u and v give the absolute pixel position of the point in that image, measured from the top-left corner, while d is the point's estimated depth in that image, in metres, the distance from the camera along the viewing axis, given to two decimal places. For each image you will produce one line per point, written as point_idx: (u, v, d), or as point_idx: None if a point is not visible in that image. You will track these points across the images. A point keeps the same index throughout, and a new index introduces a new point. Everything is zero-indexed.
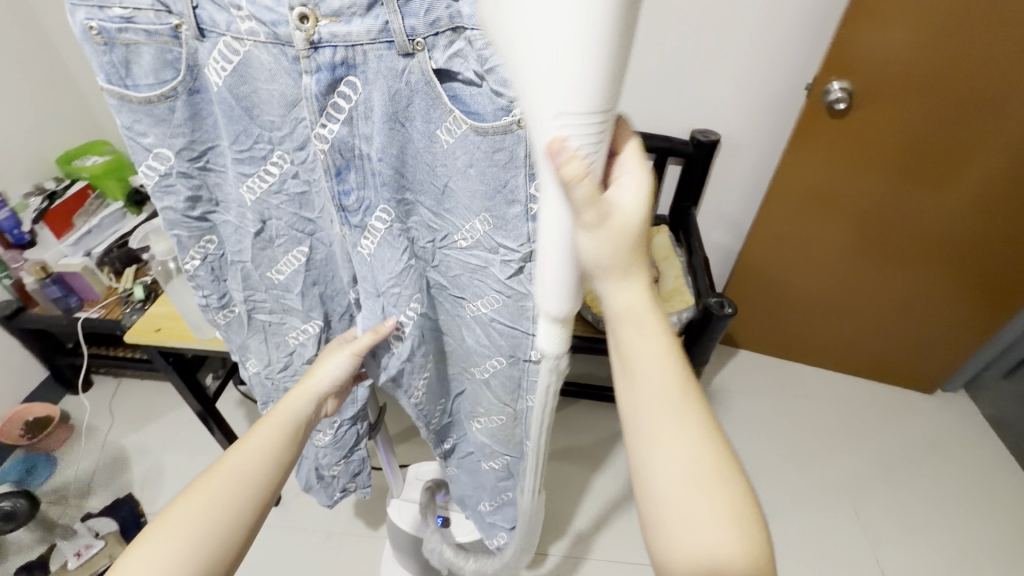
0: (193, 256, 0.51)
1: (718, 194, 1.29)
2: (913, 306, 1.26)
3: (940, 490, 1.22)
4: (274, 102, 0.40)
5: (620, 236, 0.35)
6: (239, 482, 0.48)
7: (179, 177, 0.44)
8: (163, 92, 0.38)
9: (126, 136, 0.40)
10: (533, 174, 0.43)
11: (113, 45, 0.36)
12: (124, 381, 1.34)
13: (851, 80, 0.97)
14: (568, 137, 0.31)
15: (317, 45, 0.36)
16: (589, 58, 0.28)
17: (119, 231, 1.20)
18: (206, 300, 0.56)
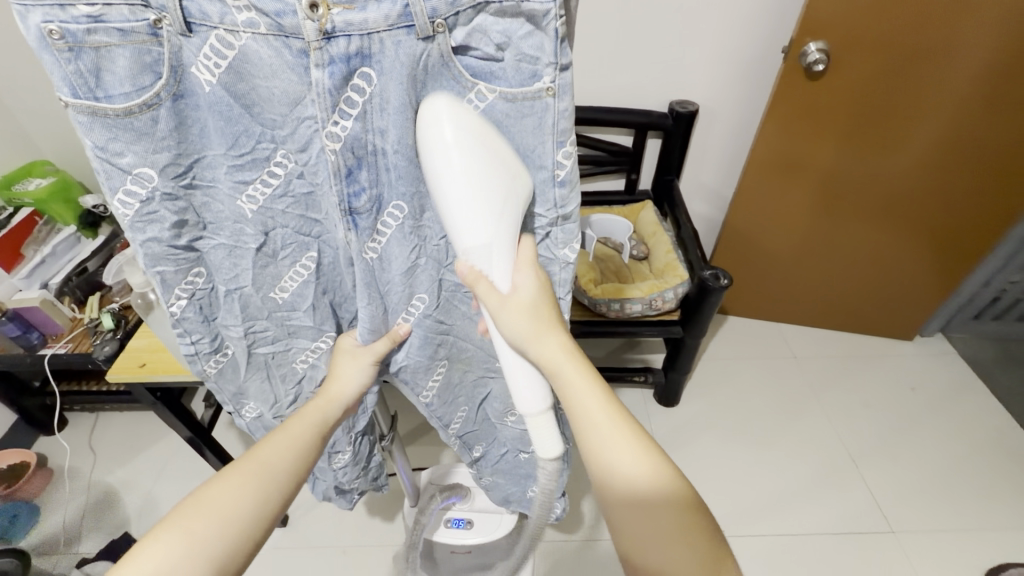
0: (180, 295, 0.47)
1: (699, 164, 1.28)
2: (887, 262, 1.29)
3: (937, 434, 1.24)
4: (275, 99, 0.39)
5: (521, 315, 0.48)
6: (262, 476, 0.46)
7: (163, 201, 0.42)
8: (143, 101, 0.36)
9: (98, 157, 0.37)
10: (562, 141, 0.45)
11: (80, 49, 0.33)
12: (102, 416, 1.26)
13: (826, 41, 0.96)
14: (472, 261, 0.46)
15: (330, 34, 0.36)
16: (477, 203, 0.42)
17: (76, 258, 1.12)
18: (195, 347, 0.51)
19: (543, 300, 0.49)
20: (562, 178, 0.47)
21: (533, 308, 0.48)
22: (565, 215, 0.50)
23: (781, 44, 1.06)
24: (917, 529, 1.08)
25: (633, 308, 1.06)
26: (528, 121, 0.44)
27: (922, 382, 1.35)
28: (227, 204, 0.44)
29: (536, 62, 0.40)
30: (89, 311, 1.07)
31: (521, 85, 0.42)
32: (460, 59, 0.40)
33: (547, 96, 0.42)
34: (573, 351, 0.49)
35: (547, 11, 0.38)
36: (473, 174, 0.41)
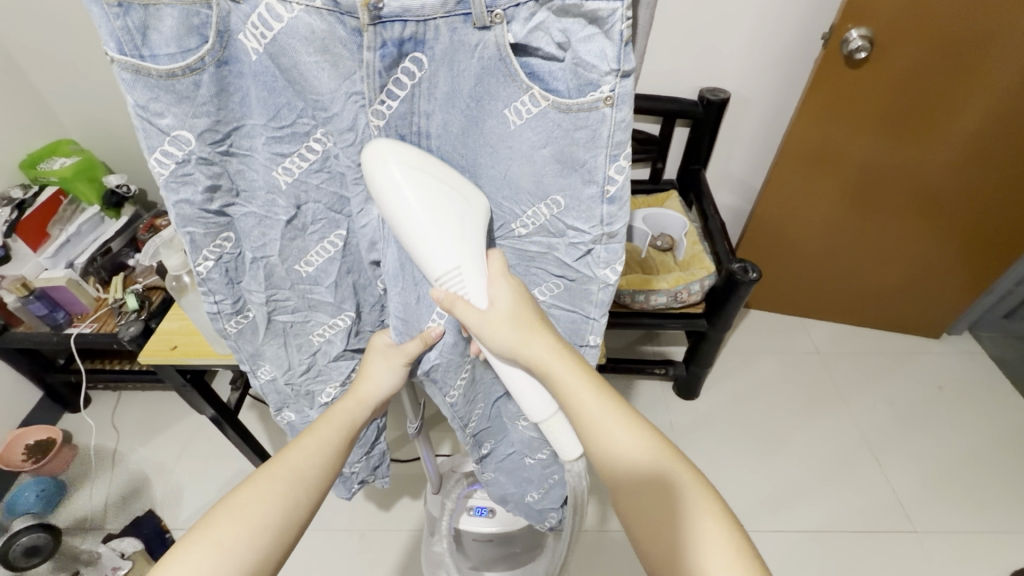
0: (207, 256, 0.46)
1: (727, 154, 1.25)
2: (915, 259, 1.27)
3: (960, 432, 1.22)
4: (324, 75, 0.37)
5: (502, 321, 0.46)
6: (289, 477, 0.45)
7: (199, 164, 0.40)
8: (187, 64, 0.35)
9: (139, 115, 0.36)
10: (615, 155, 0.42)
11: (129, 7, 0.32)
12: (124, 394, 1.28)
13: (871, 27, 0.92)
14: (450, 291, 0.44)
15: (382, 18, 0.34)
16: (444, 222, 0.41)
17: (100, 238, 1.13)
18: (217, 307, 0.50)
19: (522, 301, 0.47)
20: (612, 195, 0.45)
21: (511, 318, 0.46)
22: (611, 233, 0.48)
23: (820, 30, 1.02)
24: (939, 529, 1.07)
25: (658, 300, 1.05)
26: (579, 134, 0.41)
27: (948, 384, 1.32)
28: (262, 173, 0.43)
29: (594, 71, 0.38)
30: (113, 291, 1.09)
31: (578, 92, 0.39)
32: (518, 58, 0.38)
33: (605, 107, 0.40)
34: (560, 348, 0.47)
35: (612, 11, 0.35)
36: (425, 203, 0.40)
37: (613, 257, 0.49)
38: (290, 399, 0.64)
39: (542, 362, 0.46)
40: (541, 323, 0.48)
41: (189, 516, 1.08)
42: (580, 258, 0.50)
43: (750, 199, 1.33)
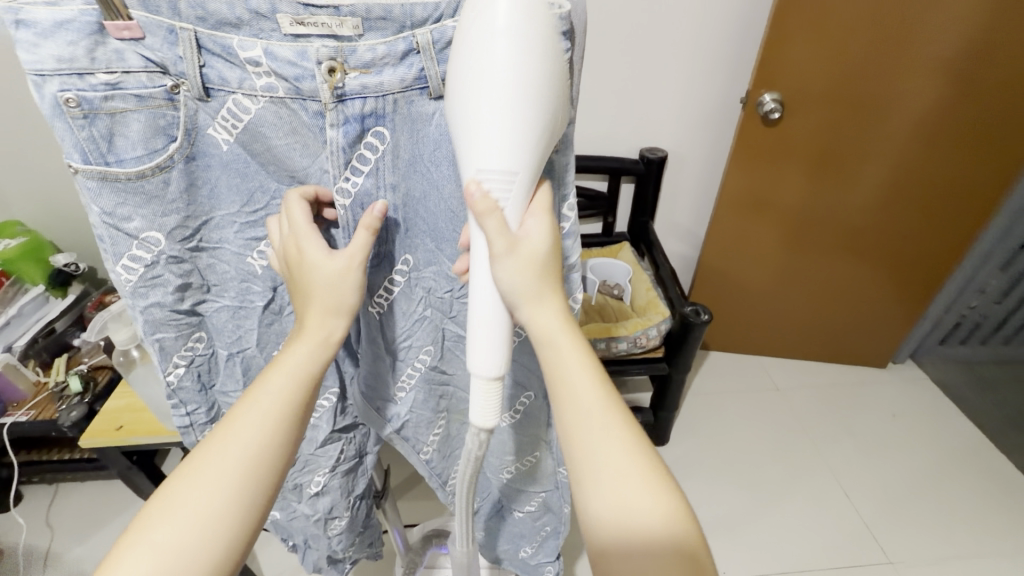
0: (178, 362, 0.45)
1: (671, 207, 1.34)
2: (855, 293, 1.36)
3: (921, 459, 1.26)
4: (295, 154, 0.40)
5: (530, 261, 0.40)
6: (242, 460, 0.37)
7: (168, 264, 0.41)
8: (155, 164, 0.36)
9: (104, 223, 0.37)
10: (566, 194, 0.45)
11: (96, 116, 0.34)
12: (62, 487, 1.17)
13: (779, 92, 1.04)
14: (484, 184, 0.37)
15: (344, 97, 0.37)
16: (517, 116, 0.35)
17: (43, 319, 1.08)
18: (190, 419, 0.48)
19: (557, 248, 0.42)
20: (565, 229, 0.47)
21: (541, 262, 0.41)
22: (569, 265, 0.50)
23: (738, 95, 1.14)
24: (915, 557, 1.08)
25: (619, 346, 1.08)
26: None
27: (899, 410, 1.38)
28: (233, 263, 0.44)
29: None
30: (55, 374, 1.03)
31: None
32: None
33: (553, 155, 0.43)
34: (566, 319, 0.43)
35: None
36: (509, 83, 0.34)
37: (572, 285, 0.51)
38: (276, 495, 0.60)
39: (550, 332, 0.41)
40: (556, 284, 0.42)
41: None
42: None
43: (697, 246, 1.42)
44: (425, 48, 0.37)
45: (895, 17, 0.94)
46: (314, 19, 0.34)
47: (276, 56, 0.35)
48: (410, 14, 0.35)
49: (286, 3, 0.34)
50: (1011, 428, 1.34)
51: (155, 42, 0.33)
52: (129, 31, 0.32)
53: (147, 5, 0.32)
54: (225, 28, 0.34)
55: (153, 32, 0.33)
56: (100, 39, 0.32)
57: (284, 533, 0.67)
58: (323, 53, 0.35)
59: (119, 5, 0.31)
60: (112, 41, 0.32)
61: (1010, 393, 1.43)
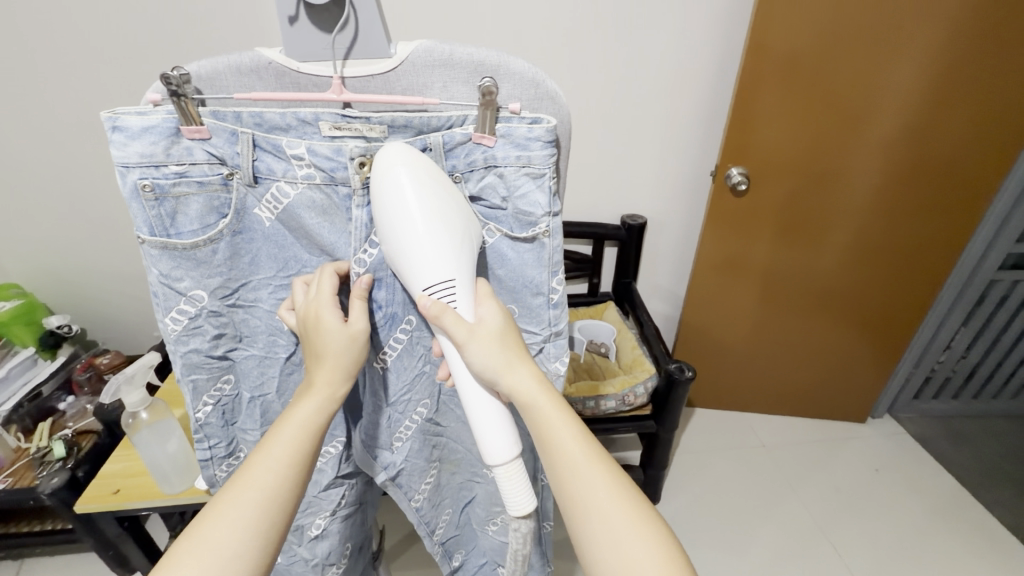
0: (206, 401, 0.48)
1: (652, 268, 1.41)
2: (829, 349, 1.42)
3: (907, 514, 1.28)
4: (324, 232, 0.44)
5: (490, 340, 0.43)
6: (259, 500, 0.38)
7: (208, 317, 0.44)
8: (207, 236, 0.41)
9: (161, 282, 0.41)
10: (557, 270, 0.49)
11: (164, 198, 0.39)
12: (28, 563, 1.11)
13: (744, 165, 1.15)
14: (429, 293, 0.41)
15: (373, 183, 0.42)
16: (447, 234, 0.41)
17: (30, 382, 1.07)
18: (210, 452, 0.50)
19: (509, 325, 0.46)
20: (555, 301, 0.50)
21: (501, 338, 0.44)
22: (558, 331, 0.52)
23: (708, 169, 1.25)
24: None
25: (608, 405, 1.11)
26: (526, 255, 0.48)
27: (882, 465, 1.41)
28: (265, 319, 0.47)
29: (533, 215, 0.45)
30: (38, 439, 1.01)
31: (521, 230, 0.47)
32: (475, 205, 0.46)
33: (544, 238, 0.47)
34: (542, 379, 0.45)
35: (542, 175, 0.44)
36: (430, 214, 0.40)
37: (557, 351, 0.53)
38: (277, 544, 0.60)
39: (528, 397, 0.44)
40: (523, 351, 0.46)
41: None
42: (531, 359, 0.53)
43: (678, 305, 1.48)
44: (436, 145, 0.42)
45: (840, 103, 1.07)
46: (349, 125, 0.40)
47: (316, 151, 0.40)
48: (426, 123, 0.42)
49: (327, 113, 0.39)
50: (989, 482, 1.37)
51: (219, 141, 0.39)
52: (200, 133, 0.38)
53: (217, 114, 0.39)
54: (276, 131, 0.40)
55: (218, 134, 0.38)
56: (176, 139, 0.38)
57: None
58: (356, 150, 0.41)
59: (195, 114, 0.37)
60: (185, 140, 0.38)
61: (984, 447, 1.48)
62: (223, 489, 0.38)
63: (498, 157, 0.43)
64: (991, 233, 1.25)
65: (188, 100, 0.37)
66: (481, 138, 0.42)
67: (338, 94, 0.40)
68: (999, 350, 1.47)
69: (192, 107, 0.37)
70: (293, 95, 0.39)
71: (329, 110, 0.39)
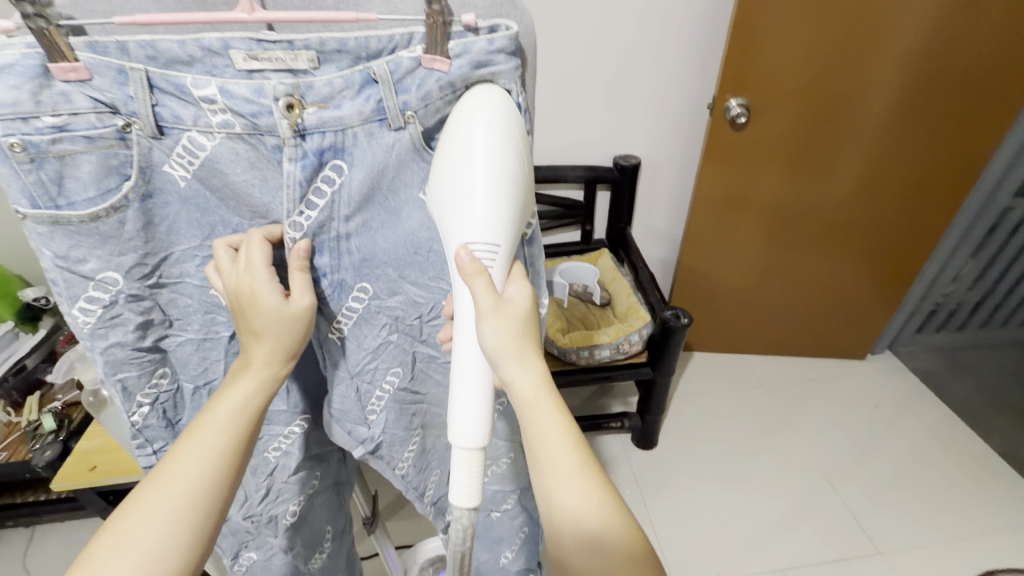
0: (141, 401, 0.44)
1: (648, 212, 1.35)
2: (833, 286, 1.38)
3: (899, 448, 1.29)
4: (254, 189, 0.39)
5: (513, 320, 0.41)
6: (191, 491, 0.36)
7: (128, 302, 0.40)
8: (109, 205, 0.36)
9: (58, 266, 0.36)
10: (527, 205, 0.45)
11: (43, 159, 0.33)
12: (40, 530, 1.12)
13: (746, 96, 1.06)
14: (471, 248, 0.38)
15: (304, 132, 0.36)
16: (508, 202, 0.38)
17: (12, 356, 1.01)
18: (157, 456, 0.47)
19: (533, 318, 0.43)
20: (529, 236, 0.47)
21: (522, 324, 0.41)
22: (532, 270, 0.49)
23: (706, 101, 1.17)
24: (904, 546, 1.10)
25: (602, 354, 1.08)
26: None
27: (882, 403, 1.40)
28: (196, 295, 0.43)
29: None
30: (27, 413, 0.97)
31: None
32: (431, 147, 0.41)
33: None
34: (545, 379, 0.43)
35: (508, 98, 0.41)
36: (495, 171, 0.37)
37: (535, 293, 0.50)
38: (250, 536, 0.58)
39: (526, 392, 0.41)
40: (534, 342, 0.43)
41: None
42: None
43: (675, 249, 1.43)
44: (383, 76, 0.36)
45: (860, 24, 0.98)
46: (268, 54, 0.34)
47: (232, 93, 0.34)
48: (365, 46, 0.36)
49: (239, 39, 0.34)
50: (986, 411, 1.38)
51: (103, 82, 0.32)
52: (75, 73, 0.32)
53: (95, 47, 0.32)
54: (177, 66, 0.34)
55: (101, 73, 0.32)
56: (45, 81, 0.31)
57: None
58: (281, 89, 0.35)
59: (64, 47, 0.31)
60: (58, 83, 0.32)
61: (985, 378, 1.47)
62: (153, 477, 0.36)
63: (456, 82, 0.38)
64: (1010, 155, 1.18)
65: (53, 28, 0.30)
66: (433, 62, 0.37)
67: (251, 15, 0.34)
68: (1007, 280, 1.43)
69: (59, 38, 0.31)
70: (185, 17, 0.32)
71: (241, 36, 0.33)
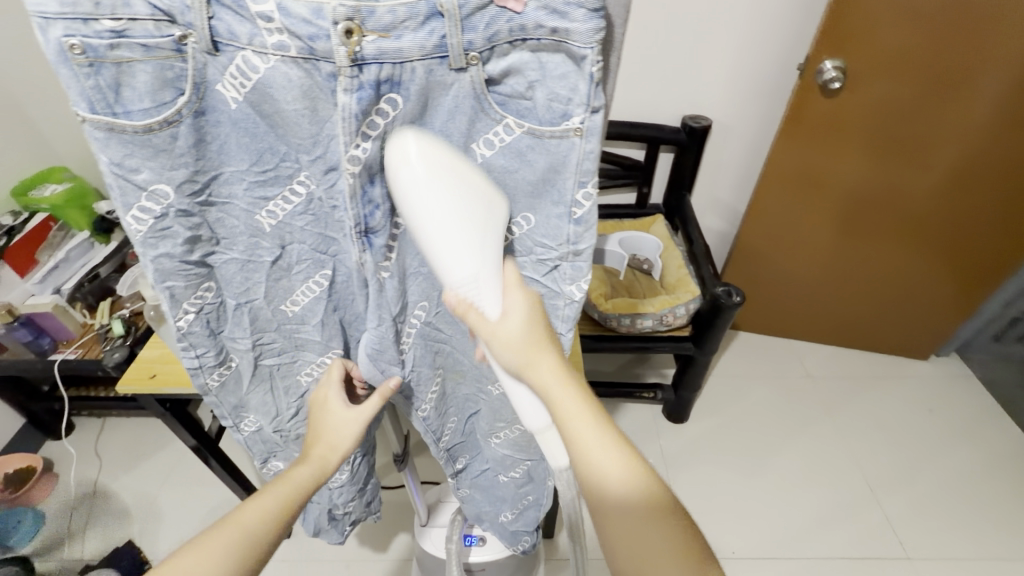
0: (187, 309, 0.45)
1: (712, 180, 1.27)
2: (903, 281, 1.27)
3: (949, 459, 1.21)
4: (304, 121, 0.37)
5: (513, 344, 0.42)
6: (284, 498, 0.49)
7: (177, 217, 0.40)
8: (164, 118, 0.35)
9: (114, 173, 0.36)
10: (584, 180, 0.42)
11: (101, 65, 0.32)
12: (109, 421, 1.25)
13: (845, 59, 0.95)
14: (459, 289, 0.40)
15: (362, 62, 0.34)
16: (467, 232, 0.37)
17: (90, 264, 1.08)
18: (199, 360, 0.49)
19: (536, 327, 0.43)
20: (578, 217, 0.45)
21: (522, 338, 0.42)
22: (576, 251, 0.47)
23: (797, 61, 1.05)
24: (933, 554, 1.06)
25: (645, 324, 1.05)
26: (551, 158, 0.41)
27: (935, 410, 1.31)
28: (243, 218, 0.43)
29: (567, 103, 0.38)
30: (100, 317, 1.03)
31: (550, 124, 0.39)
32: (491, 92, 0.38)
33: (576, 136, 0.40)
34: (565, 370, 0.43)
35: (584, 56, 0.36)
36: (441, 212, 0.36)
37: (578, 273, 0.48)
38: (278, 447, 0.63)
39: (548, 390, 0.42)
40: (549, 339, 0.44)
41: (169, 544, 1.06)
42: (548, 273, 0.49)
43: (735, 223, 1.35)
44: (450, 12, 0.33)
45: None
46: None
47: (290, 12, 0.32)
48: None
49: None
50: None
51: None
52: None
53: None
54: None
55: None
56: None
57: None
58: (341, 12, 0.32)
59: None
60: None
61: None
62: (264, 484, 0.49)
63: (528, 27, 0.35)
64: None
65: None
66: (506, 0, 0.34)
67: None
68: None
69: None
70: None
71: None
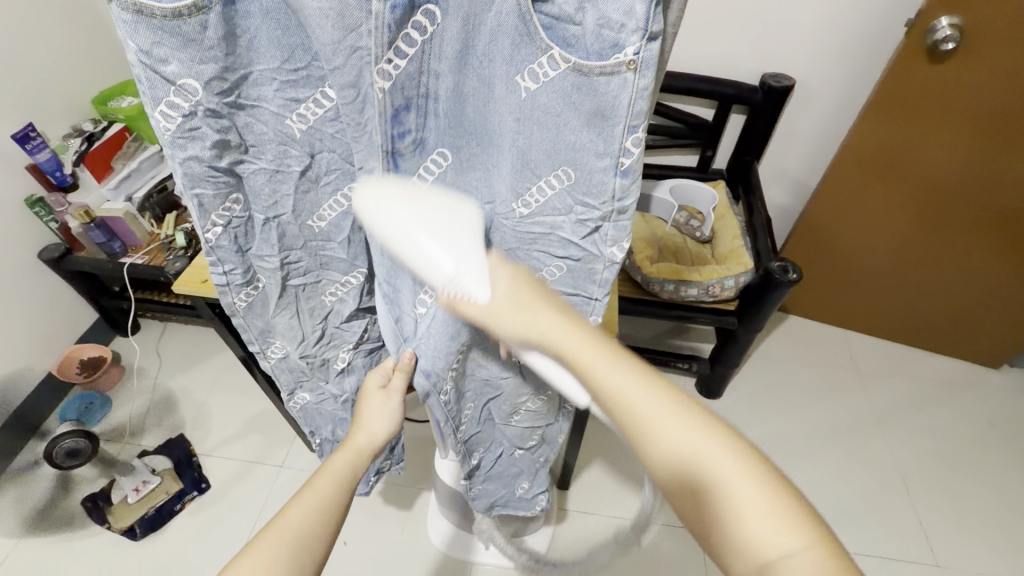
0: (216, 221, 0.45)
1: (784, 148, 1.17)
2: (981, 284, 1.16)
3: (1002, 476, 1.13)
4: (327, 24, 0.32)
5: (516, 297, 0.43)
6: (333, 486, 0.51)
7: (206, 117, 0.38)
8: (192, 3, 0.32)
9: (141, 62, 0.34)
10: (636, 124, 0.37)
11: None
12: (170, 326, 1.35)
13: (965, 15, 0.83)
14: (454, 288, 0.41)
15: None
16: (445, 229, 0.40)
17: (159, 176, 1.12)
18: (227, 278, 0.50)
19: (533, 293, 0.44)
20: (625, 167, 0.40)
21: (522, 302, 0.43)
22: (621, 208, 0.43)
23: (905, 18, 0.94)
24: (965, 567, 1.01)
25: (689, 292, 1.01)
26: (600, 102, 0.36)
27: (999, 424, 1.21)
28: (271, 124, 0.41)
29: (623, 29, 0.32)
30: (166, 228, 1.08)
31: (599, 57, 0.34)
32: (537, 11, 0.34)
33: (629, 71, 0.34)
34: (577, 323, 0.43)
35: None
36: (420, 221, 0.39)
37: (619, 234, 0.45)
38: (304, 376, 0.67)
39: (570, 352, 0.43)
40: (546, 298, 0.44)
41: (215, 442, 1.15)
42: (588, 236, 0.46)
43: (803, 198, 1.25)
44: None
45: None
46: None
47: None
48: None
49: None
50: None
51: None
52: None
53: None
54: None
55: None
56: None
57: (309, 423, 0.75)
58: None
59: None
60: None
61: None
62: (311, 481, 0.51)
63: None
64: None
65: None
66: None
67: None
68: None
69: None
70: None
71: None
